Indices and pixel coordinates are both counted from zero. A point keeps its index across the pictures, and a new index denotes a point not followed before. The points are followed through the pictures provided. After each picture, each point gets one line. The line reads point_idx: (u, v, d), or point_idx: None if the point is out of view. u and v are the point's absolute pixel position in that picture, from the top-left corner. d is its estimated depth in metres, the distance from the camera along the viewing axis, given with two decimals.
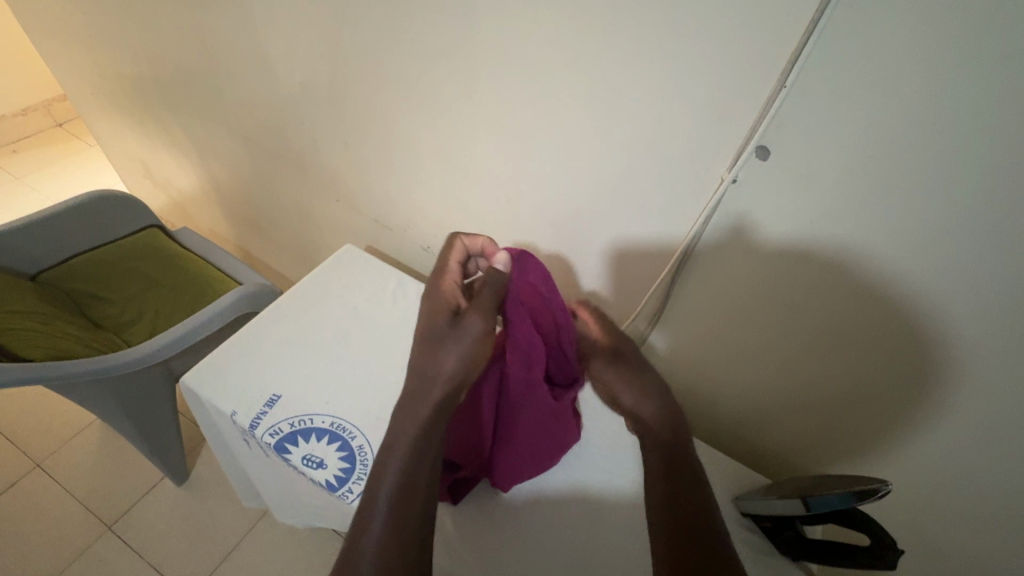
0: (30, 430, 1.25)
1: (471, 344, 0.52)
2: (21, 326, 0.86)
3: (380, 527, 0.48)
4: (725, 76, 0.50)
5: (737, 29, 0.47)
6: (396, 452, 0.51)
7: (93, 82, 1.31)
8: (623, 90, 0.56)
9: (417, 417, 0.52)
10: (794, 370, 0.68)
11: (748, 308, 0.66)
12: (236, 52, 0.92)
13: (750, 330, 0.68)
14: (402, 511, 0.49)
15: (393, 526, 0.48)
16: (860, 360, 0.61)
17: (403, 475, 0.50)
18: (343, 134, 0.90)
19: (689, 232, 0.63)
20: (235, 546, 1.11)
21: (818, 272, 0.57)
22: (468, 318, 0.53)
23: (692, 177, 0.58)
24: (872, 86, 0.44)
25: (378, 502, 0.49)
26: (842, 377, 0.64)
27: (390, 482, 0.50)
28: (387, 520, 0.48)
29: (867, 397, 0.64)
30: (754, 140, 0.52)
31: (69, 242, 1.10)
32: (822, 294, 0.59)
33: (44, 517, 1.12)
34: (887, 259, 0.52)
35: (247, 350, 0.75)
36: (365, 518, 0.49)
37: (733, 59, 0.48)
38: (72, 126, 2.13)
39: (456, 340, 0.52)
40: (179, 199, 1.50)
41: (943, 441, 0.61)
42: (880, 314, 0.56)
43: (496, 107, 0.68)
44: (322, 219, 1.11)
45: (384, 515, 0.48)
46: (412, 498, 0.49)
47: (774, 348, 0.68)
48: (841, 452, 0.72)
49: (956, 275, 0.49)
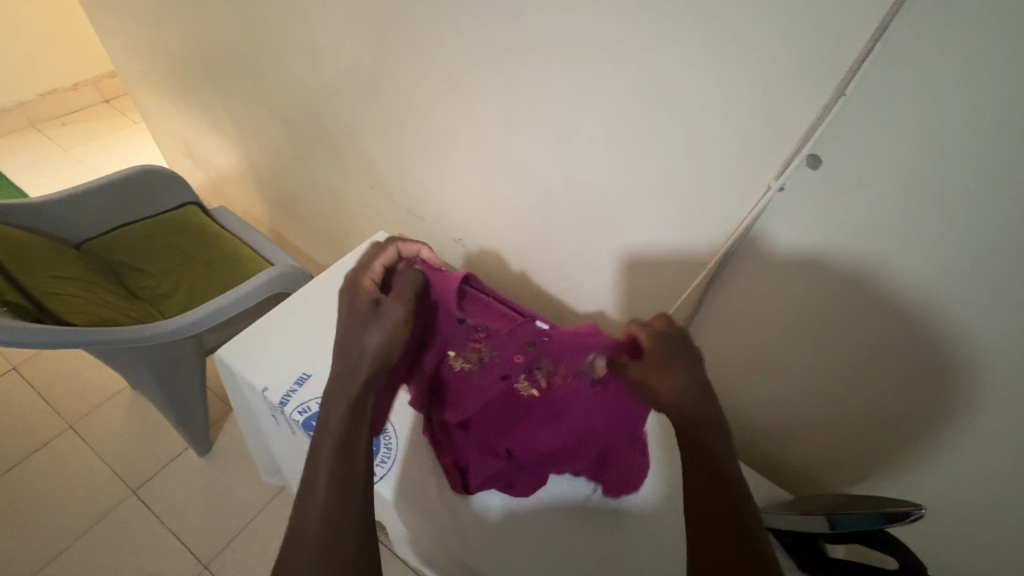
0: (65, 393, 1.30)
1: (394, 326, 0.54)
2: (66, 291, 0.89)
3: (321, 498, 0.44)
4: (780, 76, 0.47)
5: (796, 26, 0.44)
6: (331, 430, 0.47)
7: (143, 60, 1.34)
8: (667, 90, 0.55)
9: (343, 396, 0.49)
10: (820, 383, 0.66)
11: (772, 321, 0.65)
12: (282, 37, 0.93)
13: (773, 345, 0.68)
14: (345, 478, 0.45)
15: (335, 496, 0.44)
16: (878, 377, 0.60)
17: (342, 442, 0.47)
18: (381, 122, 0.91)
19: (730, 237, 0.61)
20: (251, 519, 1.14)
21: (848, 291, 0.56)
22: (391, 304, 0.55)
23: (735, 183, 0.56)
24: (917, 108, 0.43)
25: (318, 471, 0.45)
26: (875, 393, 0.62)
27: (329, 453, 0.46)
28: (333, 483, 0.44)
29: (897, 423, 0.62)
30: (805, 149, 0.50)
31: (112, 214, 1.14)
32: (856, 317, 0.57)
33: (74, 477, 1.17)
34: (923, 284, 0.50)
35: (277, 329, 0.76)
36: (306, 488, 0.44)
37: (775, 77, 0.47)
38: (119, 102, 2.19)
39: (379, 321, 0.54)
40: (217, 177, 1.53)
41: (967, 464, 0.59)
42: (911, 336, 0.55)
43: (537, 102, 0.67)
44: (355, 205, 1.12)
45: (326, 478, 0.45)
46: (348, 494, 0.44)
47: (800, 359, 0.66)
48: (866, 472, 0.70)
49: (983, 307, 0.48)
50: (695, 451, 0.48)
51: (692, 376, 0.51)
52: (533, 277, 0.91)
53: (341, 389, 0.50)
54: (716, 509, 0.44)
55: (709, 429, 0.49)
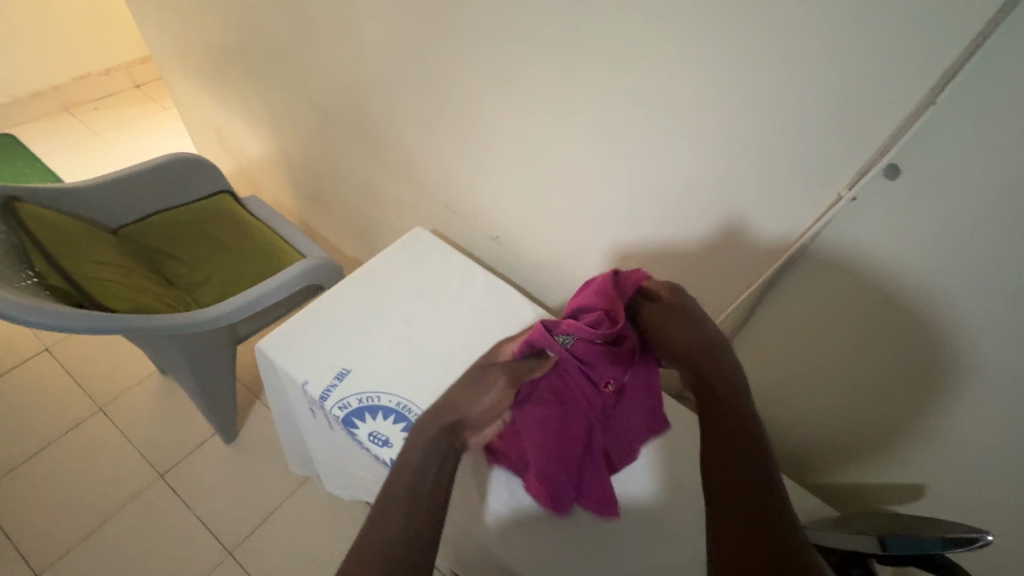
0: (96, 376, 1.32)
1: (489, 399, 0.57)
2: (106, 276, 0.89)
3: (388, 536, 0.46)
4: (866, 80, 0.45)
5: (891, 29, 0.42)
6: (402, 476, 0.51)
7: (180, 47, 1.35)
8: (733, 93, 0.52)
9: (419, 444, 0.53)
10: (840, 389, 0.66)
11: (815, 330, 0.64)
12: (325, 28, 0.92)
13: (804, 352, 0.67)
14: (411, 515, 0.48)
15: (401, 531, 0.46)
16: (880, 377, 0.61)
17: (411, 489, 0.50)
18: (421, 117, 0.90)
19: (791, 246, 0.59)
20: (276, 508, 1.15)
21: (873, 296, 0.57)
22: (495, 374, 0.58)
23: (802, 191, 0.55)
24: (1012, 119, 0.41)
25: (387, 515, 0.47)
26: (872, 395, 0.63)
27: (398, 497, 0.49)
28: (398, 524, 0.47)
29: (939, 441, 0.60)
30: (886, 159, 0.48)
31: (147, 201, 1.14)
32: (875, 335, 0.59)
33: (104, 460, 1.18)
34: (966, 300, 0.50)
35: (317, 323, 0.76)
36: (376, 520, 0.47)
37: (856, 84, 0.46)
38: (149, 88, 2.21)
39: (478, 387, 0.58)
40: (247, 165, 1.54)
41: (964, 474, 0.60)
42: (904, 331, 0.56)
43: (587, 102, 0.65)
44: (389, 199, 1.12)
45: (395, 522, 0.47)
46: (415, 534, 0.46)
47: (822, 363, 0.66)
48: (914, 504, 0.67)
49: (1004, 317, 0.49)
50: (724, 433, 0.48)
51: (705, 332, 0.54)
52: (569, 279, 0.90)
53: (416, 440, 0.54)
54: (749, 489, 0.43)
55: (745, 419, 0.48)
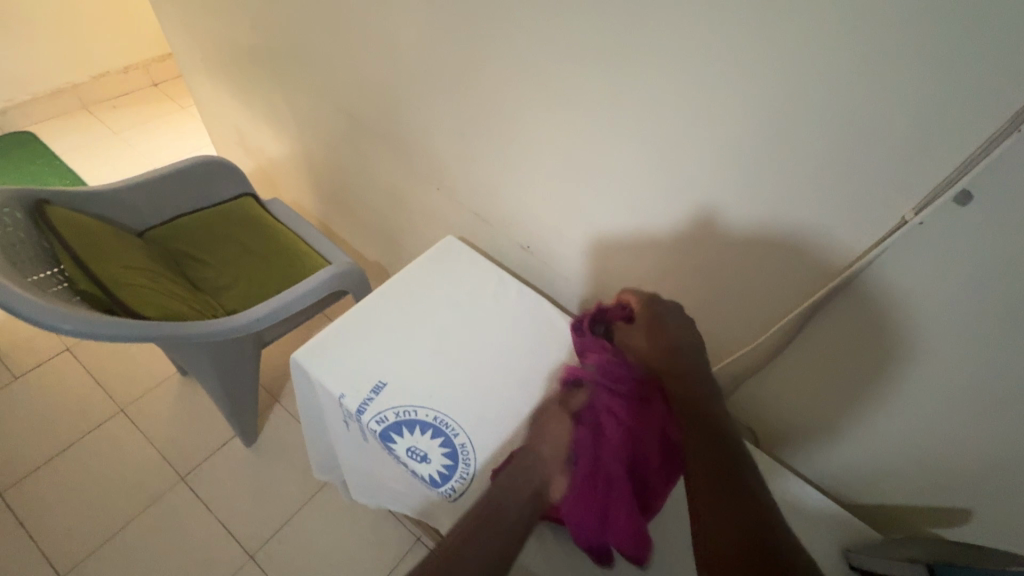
0: (117, 376, 1.32)
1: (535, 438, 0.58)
2: (136, 281, 0.89)
3: None
4: (942, 101, 0.42)
5: (972, 50, 0.39)
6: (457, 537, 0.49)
7: (205, 48, 1.34)
8: (786, 115, 0.50)
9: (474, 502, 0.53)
10: (832, 391, 0.68)
11: (841, 350, 0.63)
12: (357, 33, 0.91)
13: (805, 370, 0.69)
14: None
15: None
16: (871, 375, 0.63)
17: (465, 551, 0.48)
18: (452, 125, 0.88)
19: (844, 270, 0.56)
20: (296, 513, 1.15)
21: (868, 305, 0.58)
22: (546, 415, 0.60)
23: (861, 214, 0.52)
24: None
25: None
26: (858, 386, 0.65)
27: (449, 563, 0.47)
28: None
29: (940, 432, 0.60)
30: (959, 184, 0.45)
31: (172, 204, 1.14)
32: (863, 336, 0.60)
33: (126, 461, 1.18)
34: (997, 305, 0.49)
35: (352, 334, 0.75)
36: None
37: (928, 107, 0.43)
38: (167, 86, 2.21)
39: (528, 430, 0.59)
40: (268, 166, 1.53)
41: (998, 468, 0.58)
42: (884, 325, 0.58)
43: (630, 117, 0.63)
44: (416, 204, 1.11)
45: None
46: None
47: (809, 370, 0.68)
48: (962, 530, 0.65)
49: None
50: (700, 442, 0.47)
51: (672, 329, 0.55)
52: (599, 292, 0.88)
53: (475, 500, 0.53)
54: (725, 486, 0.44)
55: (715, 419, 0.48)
